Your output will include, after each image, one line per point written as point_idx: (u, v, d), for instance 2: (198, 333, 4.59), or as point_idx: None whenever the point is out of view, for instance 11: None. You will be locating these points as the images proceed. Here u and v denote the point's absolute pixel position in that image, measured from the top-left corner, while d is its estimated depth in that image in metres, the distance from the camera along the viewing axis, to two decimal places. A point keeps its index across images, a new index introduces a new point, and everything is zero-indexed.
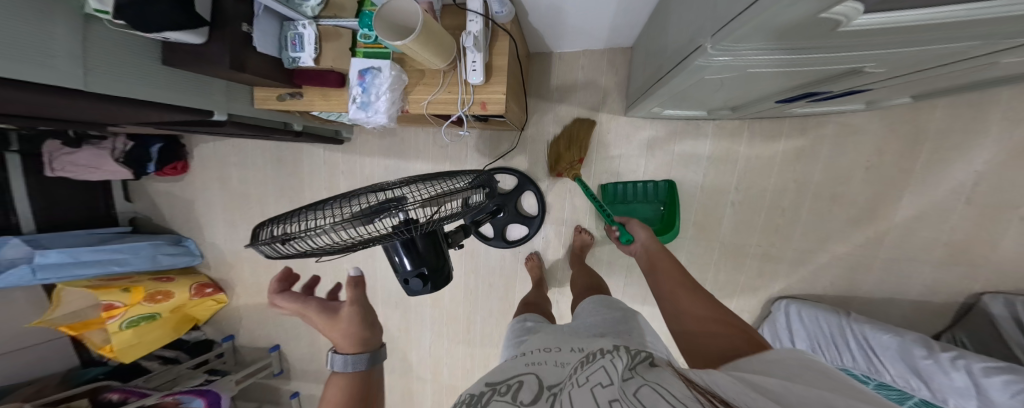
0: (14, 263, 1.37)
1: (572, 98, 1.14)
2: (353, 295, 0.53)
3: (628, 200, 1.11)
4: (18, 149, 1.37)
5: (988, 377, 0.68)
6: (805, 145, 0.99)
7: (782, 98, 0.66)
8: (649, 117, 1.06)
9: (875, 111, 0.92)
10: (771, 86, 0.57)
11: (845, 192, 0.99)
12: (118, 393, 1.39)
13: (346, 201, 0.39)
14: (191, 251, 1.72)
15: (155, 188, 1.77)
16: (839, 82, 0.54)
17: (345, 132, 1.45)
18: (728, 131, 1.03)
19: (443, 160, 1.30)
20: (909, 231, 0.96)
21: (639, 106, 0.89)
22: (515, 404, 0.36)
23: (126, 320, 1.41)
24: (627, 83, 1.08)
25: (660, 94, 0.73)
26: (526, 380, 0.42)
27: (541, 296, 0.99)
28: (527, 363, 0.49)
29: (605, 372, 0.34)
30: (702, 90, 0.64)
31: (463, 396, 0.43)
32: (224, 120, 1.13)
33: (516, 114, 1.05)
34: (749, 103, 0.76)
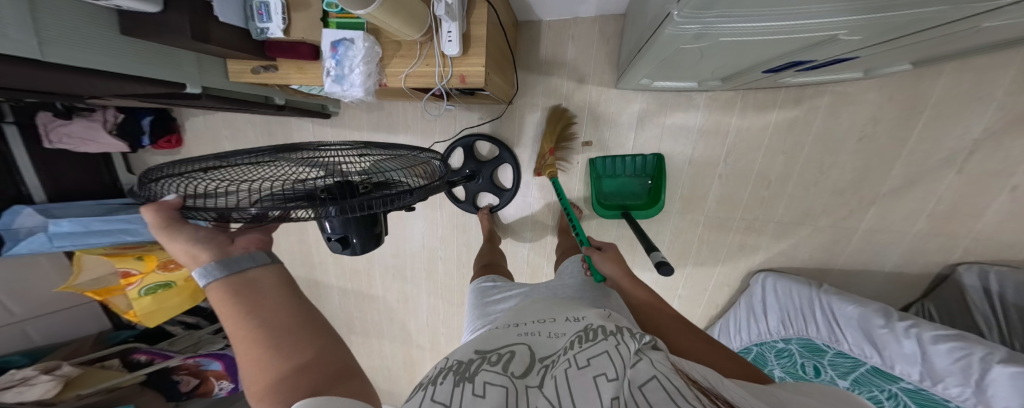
0: (32, 231, 1.42)
1: (560, 69, 1.07)
2: (153, 217, 0.36)
3: (616, 173, 1.09)
4: (14, 121, 1.38)
5: (936, 345, 0.74)
6: (800, 116, 0.94)
7: (768, 68, 0.62)
8: (639, 89, 1.00)
9: (875, 80, 0.87)
10: (751, 55, 0.53)
11: (836, 164, 0.96)
12: (146, 355, 1.49)
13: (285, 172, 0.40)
14: None
15: (154, 161, 1.72)
16: (818, 51, 0.50)
17: (331, 106, 1.39)
18: (721, 102, 0.98)
19: (431, 135, 1.26)
20: (894, 203, 0.95)
21: (627, 79, 0.82)
22: (507, 375, 0.38)
23: (143, 287, 1.43)
24: (618, 52, 1.00)
25: (640, 66, 0.69)
26: (518, 352, 0.44)
27: (493, 253, 1.06)
28: (519, 332, 0.51)
29: (609, 361, 0.36)
30: (685, 61, 0.60)
31: (451, 361, 0.43)
32: (200, 93, 1.09)
33: (501, 88, 1.00)
34: (737, 74, 0.71)
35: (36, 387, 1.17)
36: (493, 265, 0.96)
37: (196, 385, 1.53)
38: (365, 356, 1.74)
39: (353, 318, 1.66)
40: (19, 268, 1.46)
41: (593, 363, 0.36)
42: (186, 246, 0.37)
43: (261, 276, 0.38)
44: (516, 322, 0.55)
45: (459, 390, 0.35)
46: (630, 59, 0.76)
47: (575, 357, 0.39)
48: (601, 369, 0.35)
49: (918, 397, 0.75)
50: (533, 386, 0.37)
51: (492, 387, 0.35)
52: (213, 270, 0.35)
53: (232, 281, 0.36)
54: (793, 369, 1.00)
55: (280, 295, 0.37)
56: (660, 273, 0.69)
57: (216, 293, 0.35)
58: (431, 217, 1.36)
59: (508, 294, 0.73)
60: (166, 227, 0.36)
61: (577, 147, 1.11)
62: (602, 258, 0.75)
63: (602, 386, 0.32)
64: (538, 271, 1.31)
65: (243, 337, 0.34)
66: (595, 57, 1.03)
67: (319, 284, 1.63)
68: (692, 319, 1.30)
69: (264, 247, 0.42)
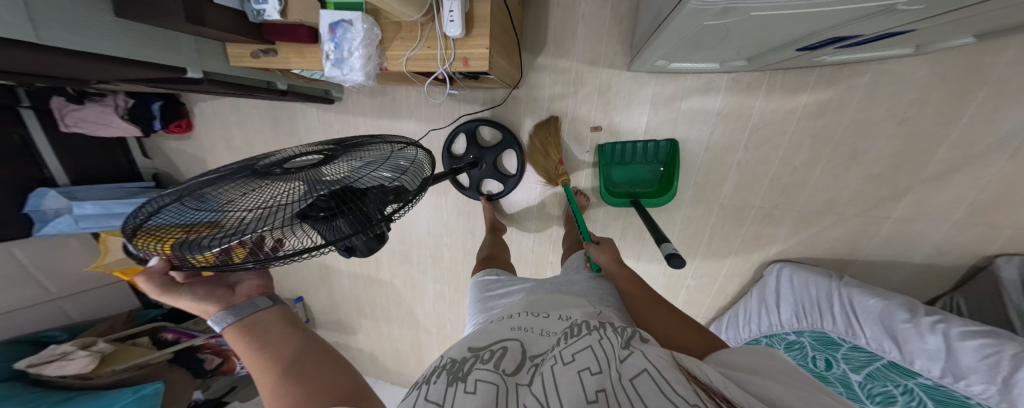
0: (58, 213, 1.44)
1: (570, 50, 1.00)
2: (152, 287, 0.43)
3: (626, 160, 1.04)
4: (29, 105, 1.35)
5: (963, 341, 0.72)
6: (833, 98, 0.87)
7: (802, 47, 0.57)
8: (655, 71, 0.93)
9: (926, 55, 0.78)
10: (783, 32, 0.48)
11: (868, 150, 0.90)
12: (172, 334, 1.56)
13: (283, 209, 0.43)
14: None
15: (166, 146, 1.72)
16: (871, 23, 0.44)
17: (334, 91, 1.36)
18: (744, 84, 0.91)
19: (436, 120, 1.22)
20: (929, 192, 0.89)
21: (640, 61, 0.76)
22: (497, 372, 0.37)
23: None
24: (634, 31, 0.93)
25: (658, 47, 0.63)
26: (510, 348, 0.42)
27: (495, 245, 1.05)
28: (510, 326, 0.49)
29: (594, 355, 0.34)
30: (708, 39, 0.54)
31: (444, 360, 0.42)
32: (201, 78, 1.06)
33: (506, 71, 0.95)
34: (765, 53, 0.65)
35: (75, 362, 1.23)
36: (493, 258, 0.95)
37: (219, 364, 1.61)
38: (375, 339, 1.79)
39: (363, 302, 1.70)
40: (46, 252, 1.51)
41: (578, 358, 0.34)
42: (193, 304, 0.47)
43: (265, 317, 0.47)
44: (509, 314, 0.55)
45: (452, 388, 0.34)
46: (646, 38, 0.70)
47: (561, 353, 0.37)
48: (586, 363, 0.34)
49: (936, 394, 0.75)
50: (524, 384, 0.35)
51: (483, 384, 0.34)
52: (225, 317, 0.44)
53: (245, 325, 0.45)
54: (803, 361, 1.02)
55: (284, 331, 0.46)
56: (670, 266, 0.67)
57: (234, 338, 0.45)
58: (437, 205, 1.35)
59: (511, 289, 0.72)
60: (167, 291, 0.45)
61: (586, 132, 1.06)
62: (597, 250, 0.80)
63: (587, 379, 0.31)
64: (544, 260, 1.31)
65: (260, 372, 0.41)
66: (609, 35, 0.95)
67: (330, 269, 1.66)
68: (700, 308, 1.28)
69: (264, 292, 0.51)
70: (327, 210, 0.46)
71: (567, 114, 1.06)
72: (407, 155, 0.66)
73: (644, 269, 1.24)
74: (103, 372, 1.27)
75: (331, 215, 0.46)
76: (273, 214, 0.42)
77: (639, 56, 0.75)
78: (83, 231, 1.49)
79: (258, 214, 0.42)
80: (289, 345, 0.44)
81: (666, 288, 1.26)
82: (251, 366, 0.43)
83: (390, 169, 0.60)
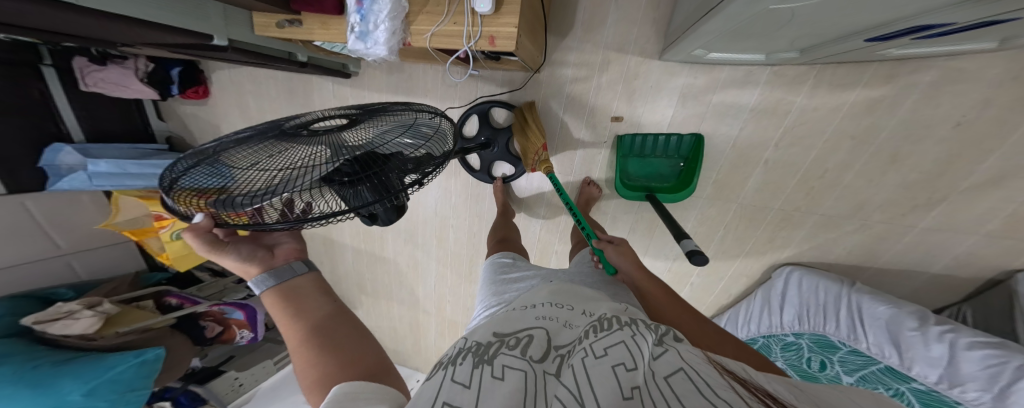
0: (73, 169, 1.46)
1: (598, 35, 0.95)
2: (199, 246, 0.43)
3: (645, 153, 1.02)
4: (52, 64, 1.38)
5: (969, 350, 0.72)
6: (885, 97, 0.80)
7: (873, 37, 0.42)
8: (687, 61, 0.88)
9: (1004, 51, 0.69)
10: (858, 23, 0.37)
11: (910, 156, 0.84)
12: (176, 299, 1.57)
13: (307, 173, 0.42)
14: None
15: (182, 110, 1.73)
16: (981, 10, 0.31)
17: (352, 66, 1.33)
18: (787, 79, 0.84)
19: (452, 101, 1.21)
20: (964, 202, 0.85)
21: (676, 49, 0.67)
22: (526, 359, 0.37)
23: (175, 231, 1.50)
24: (670, 15, 0.87)
25: (707, 31, 0.53)
26: (537, 335, 0.42)
27: (505, 227, 1.05)
28: (536, 315, 0.49)
29: (628, 351, 0.34)
30: (761, 26, 0.45)
31: (469, 343, 0.42)
32: (226, 46, 1.05)
33: (531, 54, 0.93)
34: (820, 46, 0.50)
35: (79, 322, 1.20)
36: (509, 241, 0.95)
37: (220, 332, 1.62)
38: (374, 314, 1.80)
39: (365, 278, 1.71)
40: (61, 206, 1.54)
41: (611, 353, 0.34)
42: (236, 263, 0.48)
43: (302, 281, 0.48)
44: (530, 303, 0.54)
45: (478, 371, 0.34)
46: (690, 20, 0.60)
47: (591, 347, 0.37)
48: (619, 358, 0.33)
49: (928, 399, 0.77)
50: (553, 374, 0.35)
51: (511, 370, 0.34)
52: (265, 280, 0.45)
53: (285, 288, 0.46)
54: (798, 362, 1.02)
55: (320, 297, 0.47)
56: (691, 263, 0.66)
57: (270, 301, 0.46)
58: (448, 187, 1.34)
59: (526, 274, 0.72)
60: (212, 249, 0.45)
61: (606, 122, 1.03)
62: (615, 250, 0.71)
63: (621, 374, 0.31)
64: (549, 248, 1.31)
65: (293, 340, 0.41)
66: (642, 19, 0.91)
67: (335, 243, 1.66)
68: (702, 306, 1.28)
69: (299, 256, 0.52)
70: (351, 176, 0.45)
71: (589, 101, 1.03)
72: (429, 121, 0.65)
73: (650, 263, 1.23)
74: (106, 334, 1.26)
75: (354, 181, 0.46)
76: (299, 176, 0.42)
77: (677, 43, 0.65)
78: (95, 188, 1.50)
79: (284, 175, 0.42)
80: (321, 314, 0.44)
81: (670, 285, 1.25)
82: (286, 333, 0.43)
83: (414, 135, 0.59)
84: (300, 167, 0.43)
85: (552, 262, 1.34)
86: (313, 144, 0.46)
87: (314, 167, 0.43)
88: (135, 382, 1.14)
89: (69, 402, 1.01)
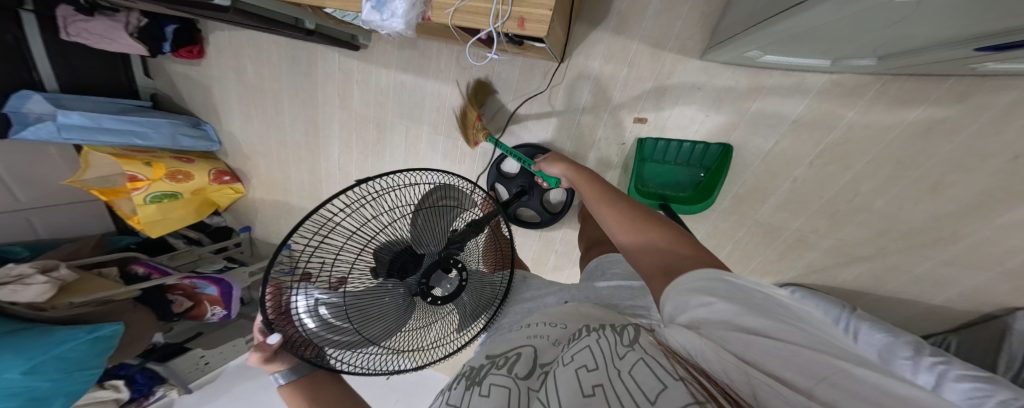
0: (40, 119, 1.32)
1: (634, 27, 0.90)
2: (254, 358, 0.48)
3: (666, 160, 0.99)
4: (33, 9, 1.24)
5: (957, 383, 0.71)
6: (949, 117, 0.74)
7: (990, 46, 0.37)
8: (732, 63, 0.84)
9: None
10: (995, 24, 0.32)
11: (951, 186, 0.79)
12: (144, 268, 1.44)
13: (362, 327, 0.48)
14: (210, 136, 1.70)
15: (174, 69, 1.63)
16: None
17: (362, 38, 1.23)
18: (845, 89, 0.79)
19: (464, 85, 1.14)
20: (990, 240, 0.81)
21: (732, 45, 0.62)
22: (512, 376, 0.40)
23: (150, 194, 1.41)
24: (723, 12, 0.81)
25: (780, 29, 0.48)
26: (524, 354, 0.45)
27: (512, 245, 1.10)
28: (528, 334, 0.51)
29: (591, 353, 0.32)
30: (861, 23, 0.40)
31: (465, 367, 0.48)
32: (228, 6, 0.96)
33: (559, 42, 0.87)
34: (912, 53, 0.45)
35: (30, 288, 1.05)
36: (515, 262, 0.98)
37: (190, 307, 1.52)
38: None
39: None
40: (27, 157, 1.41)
41: (577, 359, 0.33)
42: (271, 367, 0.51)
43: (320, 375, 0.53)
44: (526, 323, 0.55)
45: (469, 393, 0.39)
46: (757, 9, 0.54)
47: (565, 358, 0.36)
48: (582, 362, 0.31)
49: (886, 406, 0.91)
50: (535, 391, 0.37)
51: (496, 387, 0.38)
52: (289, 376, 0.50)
53: (301, 385, 0.51)
54: None
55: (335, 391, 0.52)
56: None
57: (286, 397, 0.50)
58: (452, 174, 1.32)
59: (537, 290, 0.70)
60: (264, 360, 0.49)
61: (629, 122, 1.00)
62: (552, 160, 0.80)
63: (581, 376, 0.29)
64: (552, 246, 1.42)
65: None
66: (688, 12, 0.85)
67: None
68: None
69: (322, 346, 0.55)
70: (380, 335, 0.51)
71: (613, 96, 0.98)
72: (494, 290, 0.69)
73: None
74: (59, 304, 1.11)
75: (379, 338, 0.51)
76: (357, 320, 0.47)
77: (736, 40, 0.60)
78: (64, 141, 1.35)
79: (354, 312, 0.47)
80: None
81: None
82: None
83: (476, 293, 0.64)
84: (381, 313, 0.50)
85: (549, 261, 1.45)
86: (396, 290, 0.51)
87: (371, 322, 0.49)
88: (84, 362, 1.02)
89: (10, 381, 0.91)
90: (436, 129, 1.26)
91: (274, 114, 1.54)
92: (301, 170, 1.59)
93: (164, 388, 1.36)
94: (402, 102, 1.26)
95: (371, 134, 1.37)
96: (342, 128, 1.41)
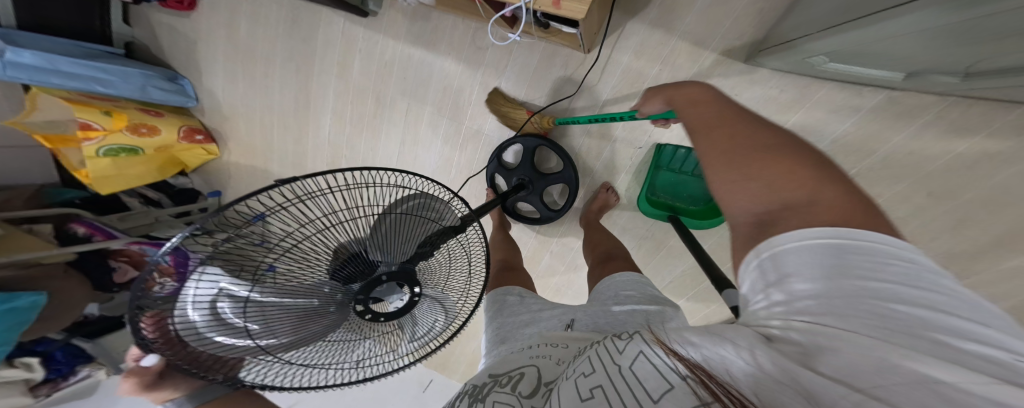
0: None
1: (677, 23, 0.83)
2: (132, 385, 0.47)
3: (683, 170, 1.04)
4: None
5: None
6: (1003, 152, 0.69)
7: None
8: (784, 70, 0.78)
9: None
10: None
11: (975, 225, 0.77)
12: (84, 228, 1.25)
13: (272, 338, 0.40)
14: (186, 92, 1.52)
15: (153, 14, 1.46)
16: None
17: (371, 3, 1.10)
18: (898, 110, 0.74)
19: (478, 66, 1.06)
20: (1003, 280, 0.79)
21: (796, 47, 0.64)
22: (515, 396, 0.35)
23: (104, 147, 1.23)
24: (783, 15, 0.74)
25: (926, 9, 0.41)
26: (528, 373, 0.39)
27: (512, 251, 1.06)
28: (532, 354, 0.44)
29: (591, 360, 0.32)
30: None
31: (464, 386, 0.41)
32: None
33: (593, 28, 0.81)
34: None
35: None
36: (516, 270, 0.94)
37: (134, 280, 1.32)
38: None
39: None
40: None
41: (577, 367, 0.32)
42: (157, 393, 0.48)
43: None
44: (528, 344, 0.48)
45: None
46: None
47: (568, 370, 0.34)
48: (583, 369, 0.31)
49: None
50: None
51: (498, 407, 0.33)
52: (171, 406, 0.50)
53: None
54: None
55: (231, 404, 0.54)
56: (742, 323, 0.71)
57: None
58: (451, 159, 1.23)
59: (542, 316, 0.66)
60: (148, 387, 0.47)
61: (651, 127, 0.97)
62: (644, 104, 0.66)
63: (580, 383, 0.29)
64: (548, 246, 1.35)
65: None
66: (742, 10, 0.77)
67: None
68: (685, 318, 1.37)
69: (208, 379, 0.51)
70: (294, 347, 0.43)
71: (641, 94, 0.93)
72: (447, 314, 0.65)
73: (653, 275, 1.30)
74: None
75: (291, 350, 0.43)
76: (266, 327, 0.39)
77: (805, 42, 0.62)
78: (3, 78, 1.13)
79: (265, 318, 0.38)
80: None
81: (671, 292, 1.32)
82: None
83: (424, 310, 0.60)
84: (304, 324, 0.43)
85: (543, 260, 1.39)
86: (330, 299, 0.44)
87: (288, 330, 0.41)
88: None
89: None
90: (441, 110, 1.17)
91: (264, 77, 1.39)
92: (286, 138, 1.46)
93: (90, 368, 1.22)
94: (407, 77, 1.16)
95: (368, 108, 1.27)
96: (336, 99, 1.30)
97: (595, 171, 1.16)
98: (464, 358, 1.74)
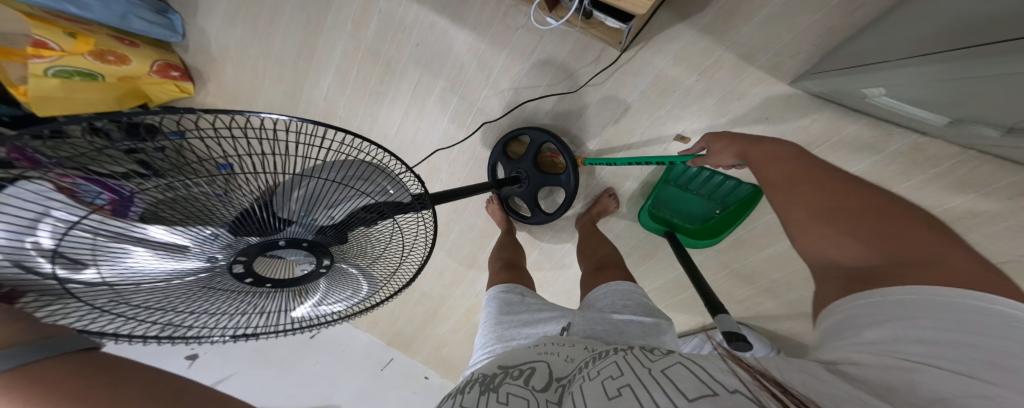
0: None
1: (728, 34, 0.79)
2: None
3: (688, 188, 1.03)
4: None
5: None
6: (991, 212, 0.73)
7: None
8: (828, 96, 0.76)
9: None
10: None
11: None
12: None
13: (107, 271, 0.40)
14: (173, 27, 1.31)
15: None
16: None
17: None
18: (916, 157, 0.75)
19: (505, 46, 0.99)
20: None
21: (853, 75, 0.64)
22: (529, 389, 0.37)
23: (54, 67, 1.06)
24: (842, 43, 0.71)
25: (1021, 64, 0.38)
26: (540, 369, 0.41)
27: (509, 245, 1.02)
28: (539, 350, 0.47)
29: (619, 367, 0.34)
30: None
31: (475, 374, 0.43)
32: None
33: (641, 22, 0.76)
34: None
35: None
36: (514, 264, 0.90)
37: None
38: None
39: None
40: None
41: (603, 372, 0.34)
42: None
43: None
44: (532, 342, 0.51)
45: (484, 398, 0.35)
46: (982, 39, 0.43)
47: (589, 372, 0.36)
48: (609, 373, 0.33)
49: None
50: (554, 403, 0.34)
51: (515, 398, 0.34)
52: None
53: None
54: None
55: None
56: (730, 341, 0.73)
57: None
58: (456, 138, 1.20)
59: (540, 315, 0.61)
60: None
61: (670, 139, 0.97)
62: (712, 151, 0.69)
63: (608, 383, 0.31)
64: (536, 242, 1.29)
65: None
66: (797, 30, 0.74)
67: None
68: None
69: None
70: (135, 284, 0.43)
71: (670, 100, 0.91)
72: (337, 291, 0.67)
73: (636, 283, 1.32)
74: None
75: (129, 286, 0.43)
76: (102, 257, 0.38)
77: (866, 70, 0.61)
78: None
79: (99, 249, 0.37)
80: None
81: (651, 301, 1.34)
82: None
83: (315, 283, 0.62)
84: (158, 267, 0.43)
85: (530, 256, 1.34)
86: (199, 246, 0.43)
87: (129, 265, 0.41)
88: None
89: None
90: (456, 86, 1.10)
91: (263, 22, 1.24)
92: (280, 90, 1.35)
93: None
94: (424, 45, 1.08)
95: (376, 73, 1.18)
96: (342, 56, 1.19)
97: (603, 174, 1.10)
98: (431, 340, 1.69)
